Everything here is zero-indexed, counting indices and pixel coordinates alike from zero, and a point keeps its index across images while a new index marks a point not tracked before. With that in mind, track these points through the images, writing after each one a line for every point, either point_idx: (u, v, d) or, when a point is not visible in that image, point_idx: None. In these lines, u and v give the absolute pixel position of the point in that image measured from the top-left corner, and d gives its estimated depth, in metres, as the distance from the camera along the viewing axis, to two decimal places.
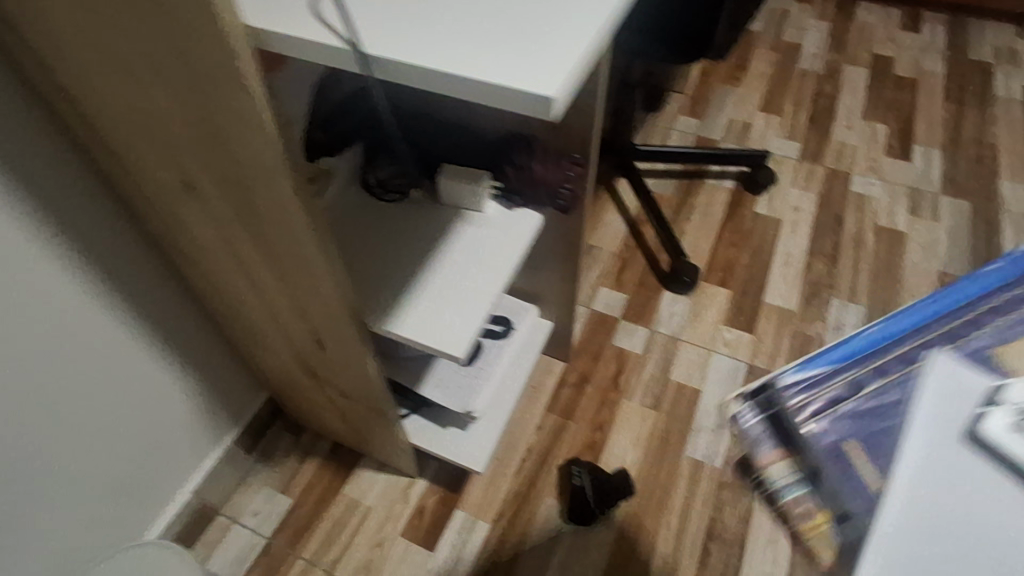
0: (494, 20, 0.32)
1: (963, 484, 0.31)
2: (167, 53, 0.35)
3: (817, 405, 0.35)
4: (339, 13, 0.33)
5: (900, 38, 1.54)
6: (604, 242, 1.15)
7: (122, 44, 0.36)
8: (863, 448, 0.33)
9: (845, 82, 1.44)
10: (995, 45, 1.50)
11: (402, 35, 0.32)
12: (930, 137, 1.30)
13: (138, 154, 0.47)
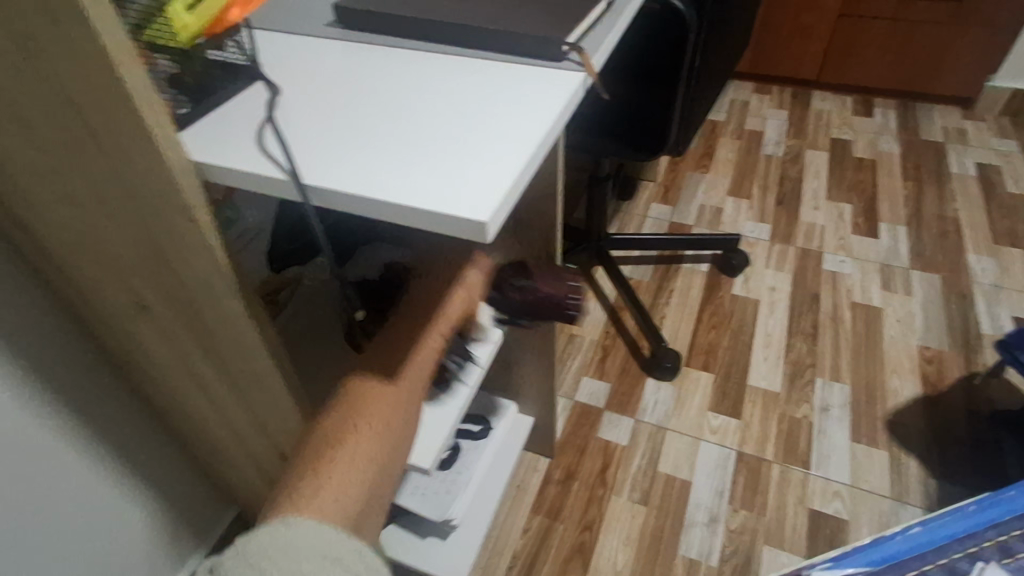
0: (424, 148, 0.35)
1: None
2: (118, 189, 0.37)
3: None
4: (285, 149, 0.36)
5: (855, 122, 1.63)
6: (585, 330, 1.15)
7: (63, 175, 0.37)
8: None
9: (808, 165, 1.50)
10: (945, 127, 1.59)
11: (338, 162, 0.35)
12: (894, 215, 1.35)
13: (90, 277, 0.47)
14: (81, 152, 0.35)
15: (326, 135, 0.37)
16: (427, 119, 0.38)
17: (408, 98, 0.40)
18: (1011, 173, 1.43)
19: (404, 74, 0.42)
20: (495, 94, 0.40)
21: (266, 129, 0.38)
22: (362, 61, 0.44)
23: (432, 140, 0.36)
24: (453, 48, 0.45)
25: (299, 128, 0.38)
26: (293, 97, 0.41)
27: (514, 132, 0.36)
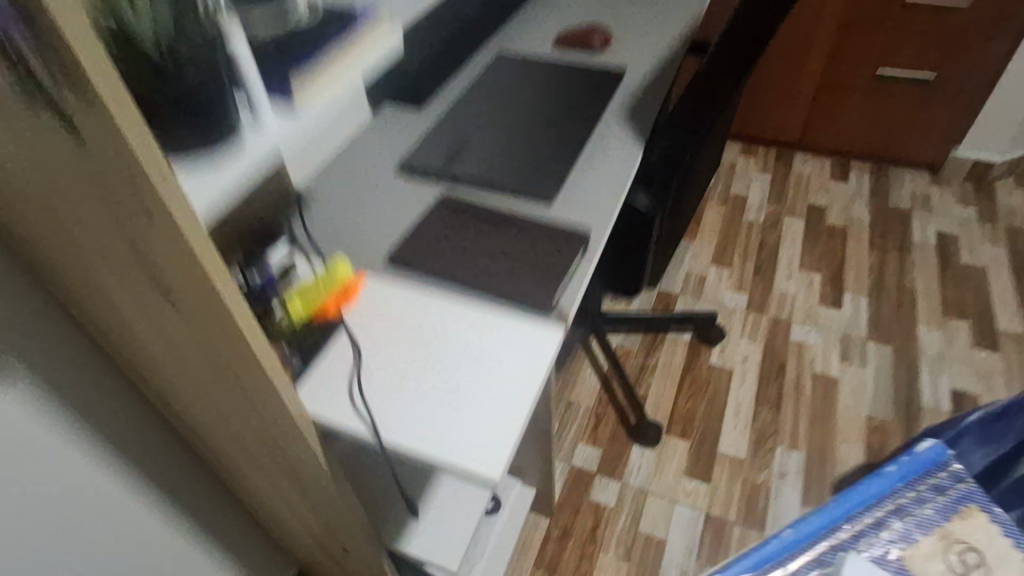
0: (452, 409, 0.53)
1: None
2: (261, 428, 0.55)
3: None
4: (362, 407, 0.54)
5: (832, 186, 1.78)
6: (581, 397, 1.34)
7: (223, 408, 0.55)
8: None
9: (785, 232, 1.67)
10: (913, 191, 1.74)
11: (398, 421, 0.53)
12: (859, 284, 1.51)
13: (222, 435, 0.65)
14: (237, 405, 0.53)
15: (387, 390, 0.55)
16: (454, 377, 0.55)
17: (440, 350, 0.57)
18: (967, 242, 1.58)
19: (436, 320, 0.59)
20: (500, 349, 0.57)
21: (345, 380, 0.56)
22: (404, 299, 0.61)
23: (458, 400, 0.54)
24: (469, 291, 0.62)
25: (370, 376, 0.56)
26: (359, 344, 0.58)
27: (513, 394, 0.54)
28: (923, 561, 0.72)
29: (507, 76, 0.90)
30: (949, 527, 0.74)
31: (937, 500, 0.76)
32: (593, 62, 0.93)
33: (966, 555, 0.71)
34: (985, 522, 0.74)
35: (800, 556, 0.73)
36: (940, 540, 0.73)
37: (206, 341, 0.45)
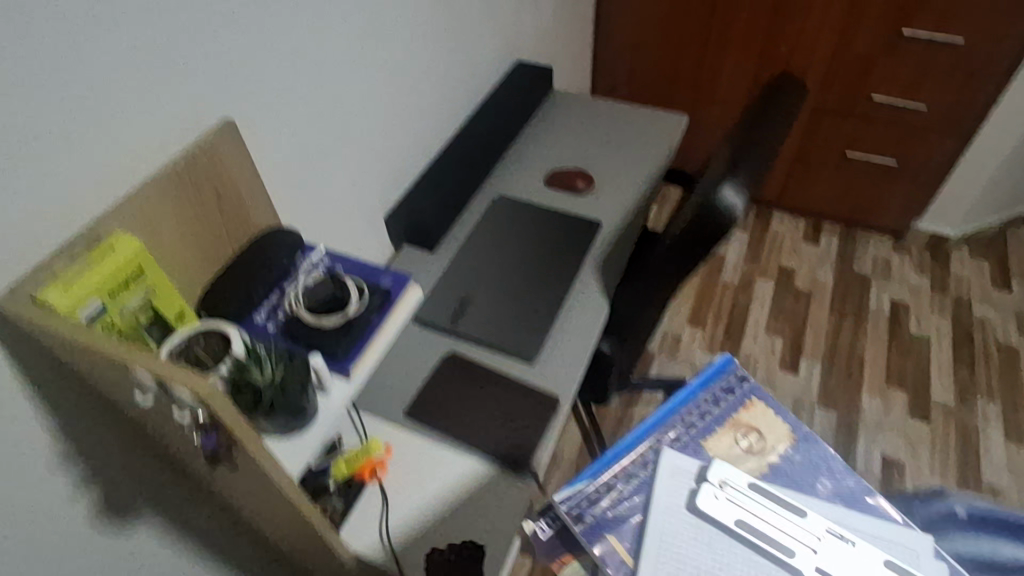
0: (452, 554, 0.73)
1: (699, 531, 0.78)
2: (327, 563, 0.77)
3: (587, 513, 0.81)
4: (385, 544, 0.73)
5: (802, 248, 1.97)
6: (564, 449, 1.56)
7: (302, 547, 0.76)
8: (616, 537, 0.80)
9: (756, 294, 1.86)
10: (875, 257, 1.93)
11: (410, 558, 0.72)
12: (815, 350, 1.71)
13: (294, 551, 0.86)
14: (313, 550, 0.74)
15: (405, 532, 0.74)
16: (453, 528, 0.75)
17: (446, 503, 0.77)
18: (916, 311, 1.78)
19: (444, 475, 0.79)
20: (490, 505, 0.77)
21: (375, 521, 0.75)
22: (422, 453, 0.81)
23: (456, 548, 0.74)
24: (469, 447, 0.82)
25: (395, 519, 0.75)
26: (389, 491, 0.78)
27: (495, 545, 0.74)
28: (717, 444, 0.88)
29: (504, 222, 1.10)
30: (740, 417, 0.91)
31: (730, 399, 0.92)
32: (574, 210, 1.13)
33: (753, 441, 0.88)
34: (781, 426, 0.89)
35: (617, 471, 0.86)
36: (734, 432, 0.89)
37: (295, 526, 0.66)
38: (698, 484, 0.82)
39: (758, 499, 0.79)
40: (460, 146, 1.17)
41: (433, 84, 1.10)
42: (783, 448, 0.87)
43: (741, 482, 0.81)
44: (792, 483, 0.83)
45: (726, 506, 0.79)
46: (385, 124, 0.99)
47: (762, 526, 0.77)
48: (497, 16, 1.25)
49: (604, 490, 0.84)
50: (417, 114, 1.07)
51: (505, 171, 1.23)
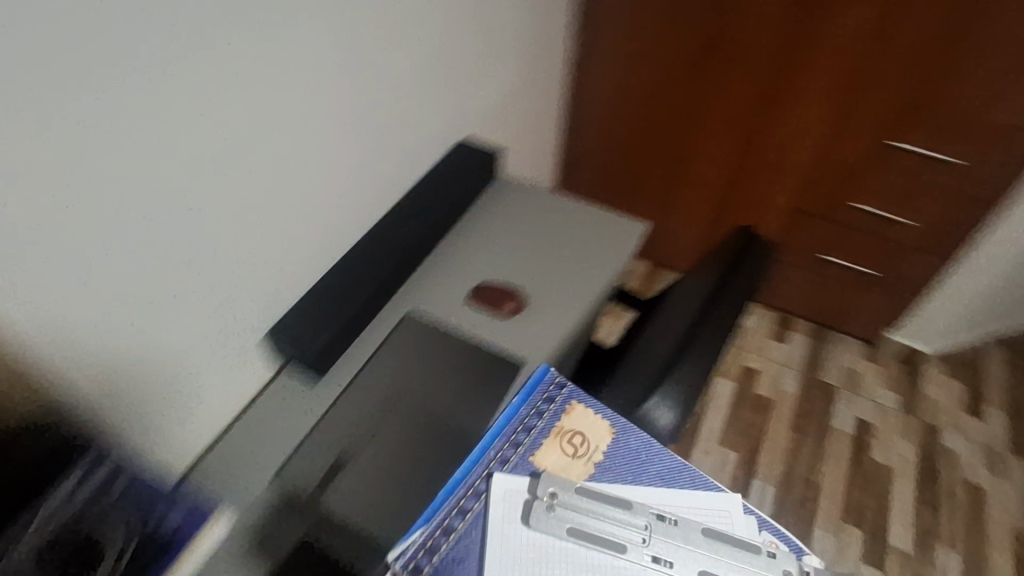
0: None
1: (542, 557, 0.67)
2: None
3: (423, 559, 0.66)
4: None
5: (768, 348, 1.83)
6: None
7: None
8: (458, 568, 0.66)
9: (713, 397, 1.70)
10: (845, 366, 1.79)
11: None
12: (770, 471, 1.56)
13: None
14: None
15: None
16: None
17: None
18: (882, 435, 1.64)
19: None
20: None
21: None
22: None
23: None
24: None
25: None
26: None
27: None
28: (551, 459, 0.74)
29: (412, 351, 0.93)
30: (561, 425, 0.77)
31: (550, 409, 0.78)
32: (496, 341, 0.96)
33: (579, 443, 0.75)
34: (601, 421, 0.77)
35: (451, 507, 0.69)
36: (559, 442, 0.75)
37: None
38: (533, 498, 0.70)
39: (586, 502, 0.70)
40: (375, 247, 1.00)
41: (348, 180, 0.93)
42: (605, 444, 0.75)
43: (570, 485, 0.71)
44: (625, 475, 0.73)
45: (559, 521, 0.69)
46: (279, 237, 0.83)
47: (593, 526, 0.69)
48: (438, 97, 1.09)
49: (439, 537, 0.67)
50: (324, 217, 0.90)
51: (426, 278, 1.05)
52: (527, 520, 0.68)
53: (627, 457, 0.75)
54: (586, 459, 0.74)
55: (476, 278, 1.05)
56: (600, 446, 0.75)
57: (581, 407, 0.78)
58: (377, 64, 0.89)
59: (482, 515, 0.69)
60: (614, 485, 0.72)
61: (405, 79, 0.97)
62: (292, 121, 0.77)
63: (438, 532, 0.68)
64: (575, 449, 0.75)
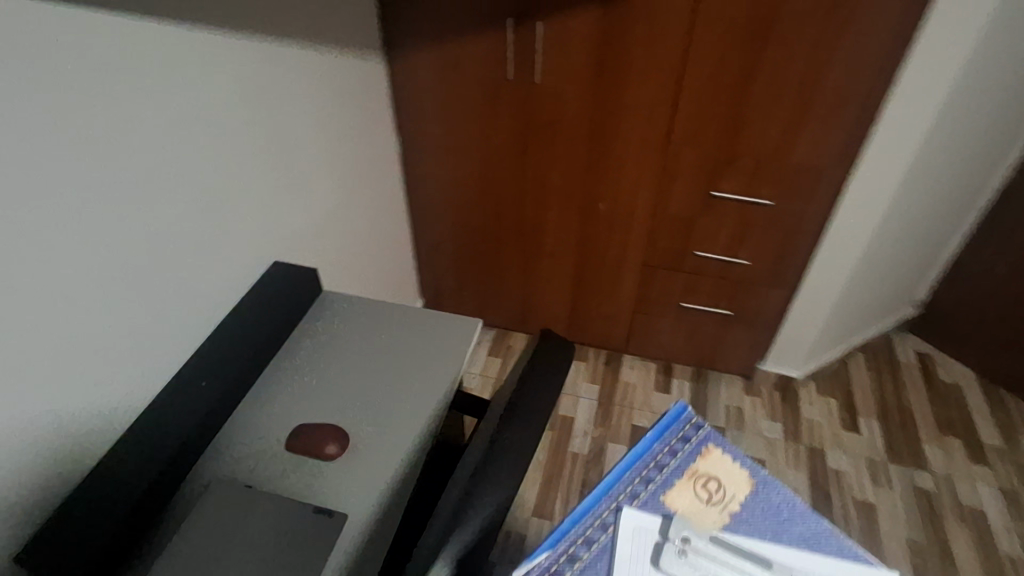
0: None
1: None
2: None
3: (567, 568, 0.78)
4: None
5: (654, 400, 1.81)
6: None
7: None
8: None
9: (607, 465, 1.65)
10: (728, 405, 1.81)
11: None
12: None
13: None
14: None
15: None
16: None
17: None
18: (773, 468, 1.65)
19: None
20: None
21: None
22: None
23: None
24: None
25: None
26: None
27: None
28: (682, 498, 0.84)
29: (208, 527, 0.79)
30: (700, 466, 0.88)
31: (687, 447, 0.90)
32: (316, 492, 0.86)
33: (713, 490, 0.85)
34: (738, 471, 0.88)
35: (573, 539, 0.81)
36: (700, 481, 0.86)
37: None
38: (664, 542, 0.79)
39: (720, 552, 0.79)
40: (166, 416, 0.90)
41: (102, 350, 0.82)
42: (745, 496, 0.85)
43: (709, 533, 0.80)
44: (768, 533, 0.81)
45: (689, 567, 0.77)
46: (10, 438, 0.71)
47: (737, 568, 0.77)
48: (223, 230, 1.02)
49: (566, 562, 0.79)
50: (74, 399, 0.79)
51: (235, 436, 0.93)
52: (655, 562, 0.78)
53: (770, 509, 0.84)
54: (723, 506, 0.84)
55: (293, 421, 0.95)
56: (738, 497, 0.85)
57: (718, 450, 0.90)
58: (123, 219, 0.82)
59: (613, 547, 0.80)
60: (747, 537, 0.81)
61: (168, 225, 0.90)
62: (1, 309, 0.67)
63: (583, 550, 0.80)
64: (709, 495, 0.85)
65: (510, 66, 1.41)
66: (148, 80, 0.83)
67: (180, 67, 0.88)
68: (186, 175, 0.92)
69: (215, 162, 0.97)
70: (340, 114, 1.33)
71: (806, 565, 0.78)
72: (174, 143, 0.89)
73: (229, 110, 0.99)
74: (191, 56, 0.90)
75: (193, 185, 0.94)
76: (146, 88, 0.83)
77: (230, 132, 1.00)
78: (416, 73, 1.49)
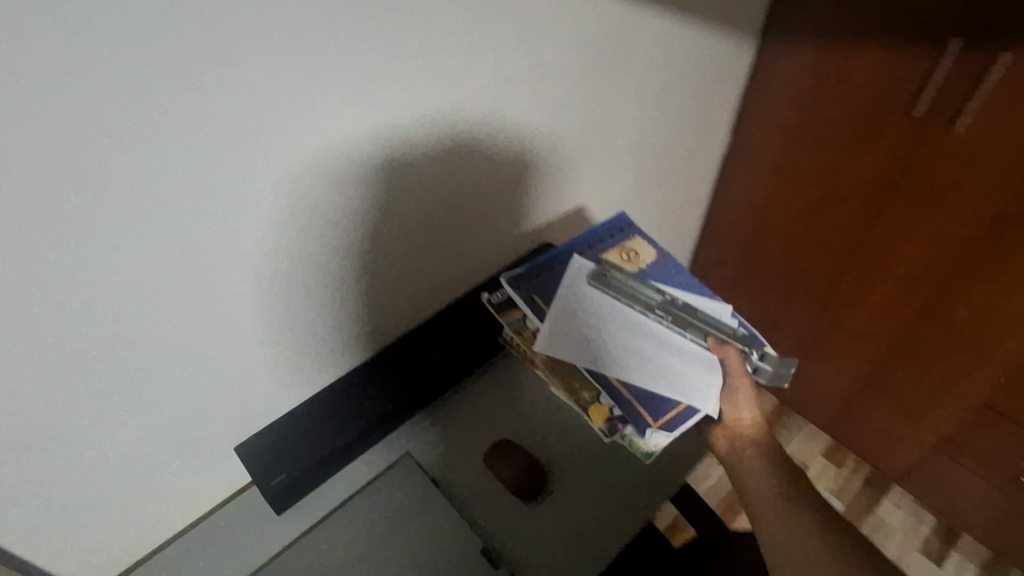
0: None
1: (598, 307, 0.83)
2: None
3: (523, 281, 0.87)
4: None
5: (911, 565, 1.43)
6: None
7: None
8: (540, 295, 0.85)
9: None
10: None
11: None
12: None
13: None
14: None
15: None
16: None
17: None
18: None
19: None
20: None
21: None
22: None
23: None
24: None
25: None
26: None
27: None
28: (612, 258, 0.91)
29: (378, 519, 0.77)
30: (631, 245, 0.93)
31: (622, 234, 0.95)
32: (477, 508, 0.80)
33: (632, 256, 0.91)
34: (651, 248, 0.93)
35: (541, 263, 0.89)
36: (625, 253, 0.92)
37: None
38: (592, 269, 0.87)
39: (636, 284, 0.86)
40: (393, 366, 0.88)
41: (338, 315, 0.82)
42: (652, 261, 0.91)
43: (621, 272, 0.87)
44: (662, 278, 0.89)
45: (603, 283, 0.85)
46: (273, 367, 0.78)
47: (637, 287, 0.85)
48: (501, 214, 0.94)
49: (531, 275, 0.87)
50: (299, 354, 0.81)
51: (456, 414, 0.90)
52: (581, 276, 0.86)
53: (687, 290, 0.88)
54: (634, 263, 0.91)
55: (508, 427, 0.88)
56: (649, 262, 0.91)
57: (646, 240, 0.94)
58: (402, 206, 0.78)
59: (571, 275, 0.87)
60: (654, 280, 0.88)
61: (446, 214, 0.85)
62: (250, 284, 0.68)
63: (535, 274, 0.87)
64: (630, 258, 0.91)
65: (916, 101, 1.01)
66: (469, 71, 0.74)
67: (509, 58, 0.77)
68: (483, 162, 0.85)
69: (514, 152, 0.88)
70: (676, 119, 1.14)
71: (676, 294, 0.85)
72: (477, 135, 0.81)
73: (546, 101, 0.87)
74: (526, 47, 0.78)
75: (484, 178, 0.86)
76: (465, 80, 0.74)
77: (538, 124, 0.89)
78: (782, 77, 1.18)
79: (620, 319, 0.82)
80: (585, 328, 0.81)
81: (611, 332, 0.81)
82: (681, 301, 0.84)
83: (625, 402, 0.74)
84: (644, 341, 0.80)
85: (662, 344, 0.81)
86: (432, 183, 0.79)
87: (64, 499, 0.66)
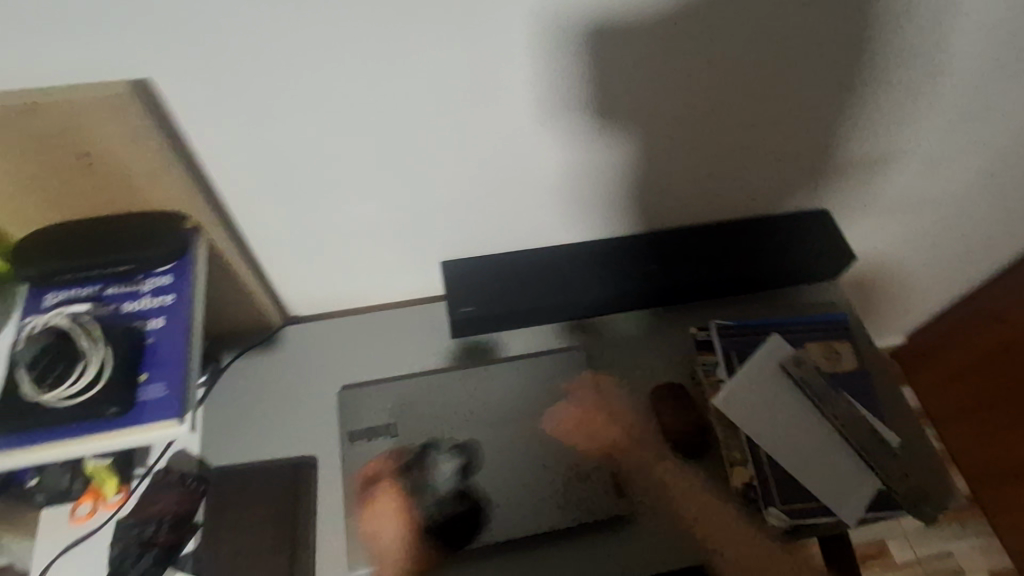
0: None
1: (772, 387, 0.76)
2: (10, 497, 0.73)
3: (724, 331, 0.80)
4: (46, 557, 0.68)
5: None
6: None
7: None
8: (734, 353, 0.79)
9: None
10: None
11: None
12: None
13: None
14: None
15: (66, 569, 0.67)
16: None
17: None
18: None
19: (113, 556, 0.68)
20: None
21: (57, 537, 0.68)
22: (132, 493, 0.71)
23: None
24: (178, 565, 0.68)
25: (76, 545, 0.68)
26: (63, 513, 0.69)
27: None
28: (814, 350, 0.79)
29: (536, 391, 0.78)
30: (841, 344, 0.80)
31: (834, 325, 0.82)
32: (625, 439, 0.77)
33: (838, 355, 0.79)
34: (851, 352, 0.80)
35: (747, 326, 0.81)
36: (830, 348, 0.80)
37: None
38: (784, 351, 0.78)
39: (826, 387, 0.76)
40: (613, 259, 0.83)
41: (595, 187, 0.76)
42: (853, 369, 0.78)
43: (812, 361, 0.78)
44: (853, 389, 0.77)
45: (783, 363, 0.77)
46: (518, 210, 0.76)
47: (816, 386, 0.76)
48: (807, 160, 0.79)
49: (740, 333, 0.80)
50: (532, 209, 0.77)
51: (645, 336, 0.84)
52: (770, 344, 0.78)
53: (868, 402, 0.76)
54: (833, 361, 0.79)
55: (687, 377, 0.81)
56: (849, 368, 0.78)
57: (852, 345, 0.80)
58: (705, 94, 0.66)
59: (767, 347, 0.78)
60: (849, 391, 0.77)
61: (746, 125, 0.72)
62: (519, 95, 0.62)
63: (737, 330, 0.80)
64: (830, 357, 0.79)
65: None
66: None
67: None
68: (825, 84, 0.68)
69: (863, 91, 0.70)
70: None
71: (863, 410, 0.75)
72: (839, 48, 0.64)
73: (943, 40, 0.66)
74: None
75: (811, 103, 0.70)
76: None
77: (916, 71, 0.69)
78: None
79: (787, 407, 0.75)
80: (753, 405, 0.75)
81: (777, 420, 0.74)
82: (852, 413, 0.75)
83: (761, 480, 0.71)
84: (812, 436, 0.73)
85: (821, 449, 0.73)
86: (753, 83, 0.66)
87: (291, 227, 0.70)
